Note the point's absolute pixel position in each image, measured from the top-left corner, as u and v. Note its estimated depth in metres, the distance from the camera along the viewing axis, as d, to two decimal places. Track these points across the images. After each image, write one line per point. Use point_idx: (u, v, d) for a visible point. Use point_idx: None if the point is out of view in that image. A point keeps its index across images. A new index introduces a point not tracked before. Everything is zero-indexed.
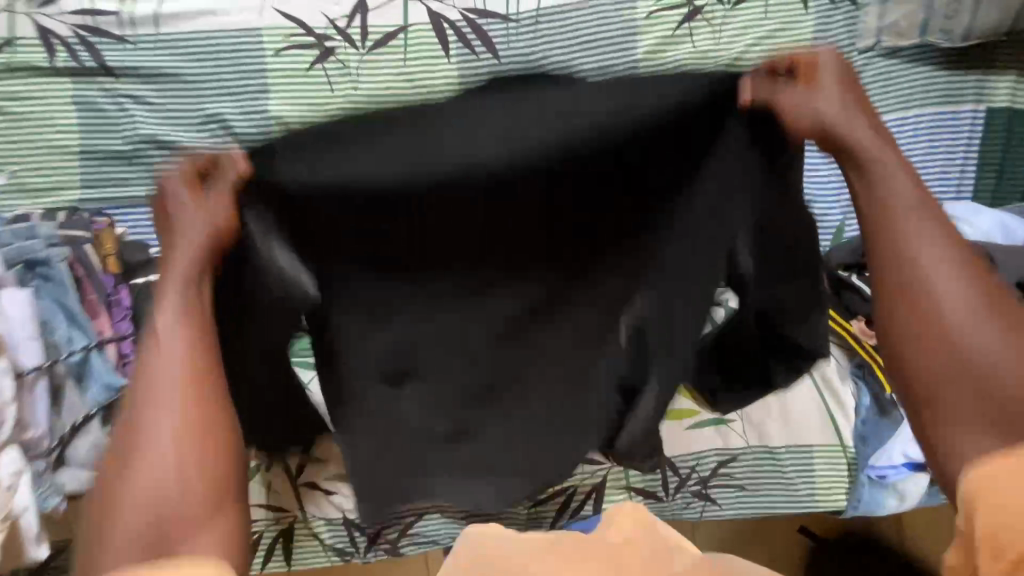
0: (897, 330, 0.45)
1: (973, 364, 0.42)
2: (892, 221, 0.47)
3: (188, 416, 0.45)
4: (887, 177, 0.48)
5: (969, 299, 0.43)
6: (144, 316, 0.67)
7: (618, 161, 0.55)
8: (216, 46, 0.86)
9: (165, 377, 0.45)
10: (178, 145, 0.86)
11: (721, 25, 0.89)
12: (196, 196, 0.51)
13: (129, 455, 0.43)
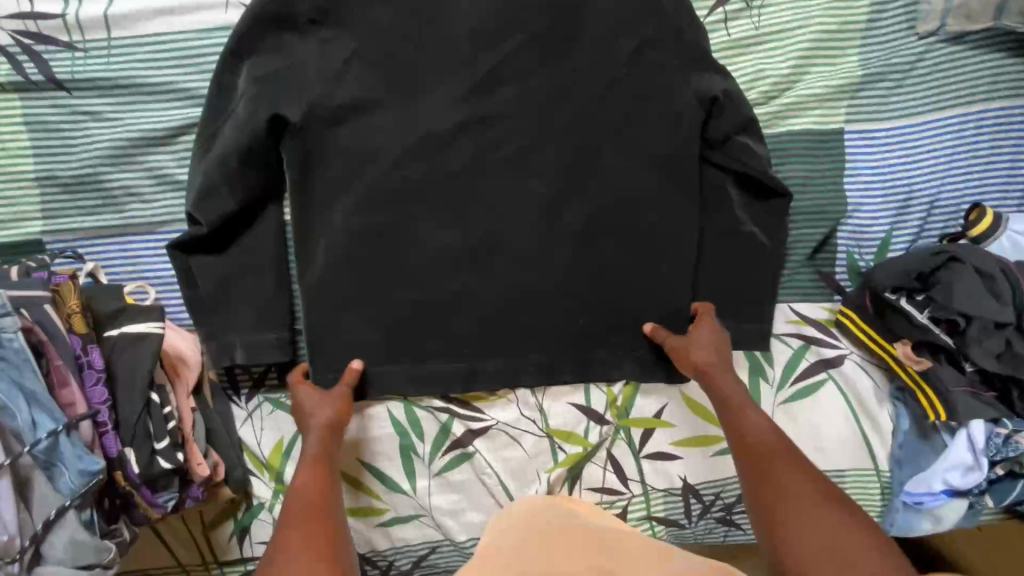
0: (762, 479, 0.62)
1: (834, 520, 0.56)
2: (739, 422, 0.68)
3: (316, 485, 0.65)
4: (742, 395, 0.71)
5: (807, 480, 0.60)
6: (118, 381, 0.63)
7: (604, 129, 0.76)
8: (178, 49, 0.75)
9: (305, 492, 0.64)
10: (146, 165, 0.77)
11: (759, 8, 0.78)
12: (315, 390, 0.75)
13: (285, 535, 0.58)
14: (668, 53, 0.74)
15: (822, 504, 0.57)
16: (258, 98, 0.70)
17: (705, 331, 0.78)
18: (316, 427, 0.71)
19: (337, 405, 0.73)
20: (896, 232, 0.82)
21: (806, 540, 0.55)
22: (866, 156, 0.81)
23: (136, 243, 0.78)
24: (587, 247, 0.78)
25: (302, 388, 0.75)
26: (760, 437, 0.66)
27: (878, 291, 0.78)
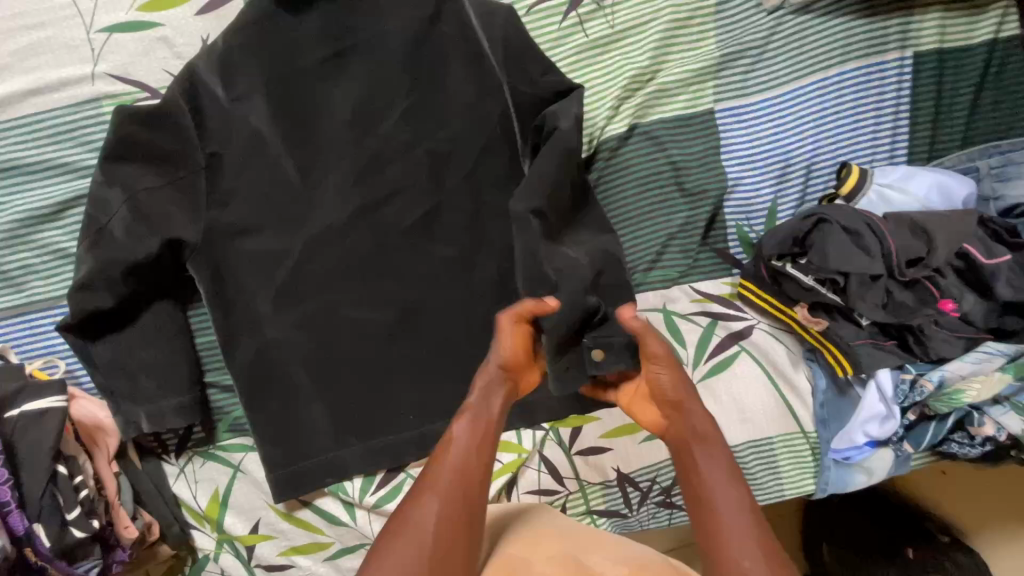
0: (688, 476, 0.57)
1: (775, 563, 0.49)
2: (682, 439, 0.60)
3: (484, 422, 0.60)
4: (670, 404, 0.64)
5: (742, 507, 0.53)
6: (22, 460, 0.65)
7: (474, 149, 0.81)
8: (53, 127, 0.77)
9: (466, 427, 0.59)
10: (39, 243, 0.78)
11: (611, 7, 0.81)
12: (512, 332, 0.64)
13: (433, 471, 0.56)
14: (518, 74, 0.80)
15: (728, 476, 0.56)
16: (151, 161, 0.74)
17: (646, 409, 0.68)
18: (494, 365, 0.64)
19: (518, 346, 0.65)
20: (781, 200, 0.85)
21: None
22: (738, 133, 0.83)
23: (40, 321, 0.79)
24: (476, 260, 0.82)
25: (501, 333, 0.64)
26: (710, 476, 0.56)
27: (766, 260, 0.80)
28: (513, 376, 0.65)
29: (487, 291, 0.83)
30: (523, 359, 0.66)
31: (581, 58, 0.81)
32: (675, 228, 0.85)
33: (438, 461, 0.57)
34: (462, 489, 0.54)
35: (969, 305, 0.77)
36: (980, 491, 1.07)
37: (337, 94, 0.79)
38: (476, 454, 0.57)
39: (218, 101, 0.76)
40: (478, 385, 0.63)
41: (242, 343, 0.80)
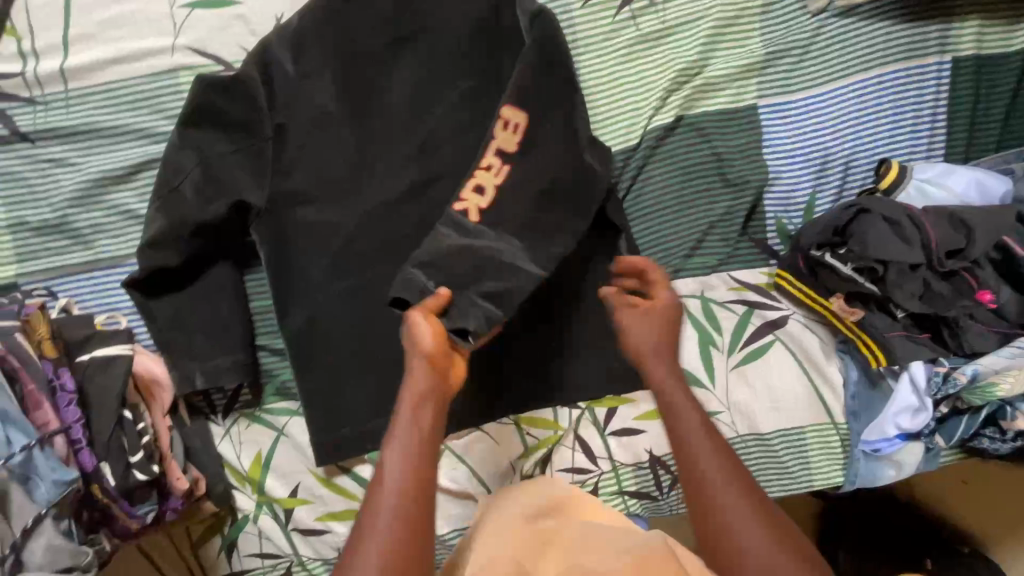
0: (685, 470, 0.58)
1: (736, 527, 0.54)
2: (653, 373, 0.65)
3: (416, 447, 0.55)
4: (653, 348, 0.67)
5: (708, 452, 0.58)
6: (92, 400, 0.67)
7: None
8: (132, 93, 0.81)
9: (399, 454, 0.55)
10: (111, 203, 0.82)
11: (662, 4, 0.85)
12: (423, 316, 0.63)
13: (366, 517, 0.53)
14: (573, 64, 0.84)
15: (713, 452, 0.58)
16: (224, 129, 0.79)
17: (641, 323, 0.69)
18: (418, 358, 0.60)
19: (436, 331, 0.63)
20: (819, 195, 0.88)
21: (726, 526, 0.54)
22: (780, 127, 0.87)
23: (107, 277, 0.83)
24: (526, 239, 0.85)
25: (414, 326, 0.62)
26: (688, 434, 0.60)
27: (805, 250, 0.84)
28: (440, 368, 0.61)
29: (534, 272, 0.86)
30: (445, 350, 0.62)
31: (632, 51, 0.85)
32: (715, 217, 0.88)
33: (381, 468, 0.55)
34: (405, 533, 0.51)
35: (1005, 298, 0.80)
36: (999, 500, 1.05)
37: (397, 76, 0.84)
38: (418, 452, 0.55)
39: (288, 76, 0.80)
40: (407, 408, 0.57)
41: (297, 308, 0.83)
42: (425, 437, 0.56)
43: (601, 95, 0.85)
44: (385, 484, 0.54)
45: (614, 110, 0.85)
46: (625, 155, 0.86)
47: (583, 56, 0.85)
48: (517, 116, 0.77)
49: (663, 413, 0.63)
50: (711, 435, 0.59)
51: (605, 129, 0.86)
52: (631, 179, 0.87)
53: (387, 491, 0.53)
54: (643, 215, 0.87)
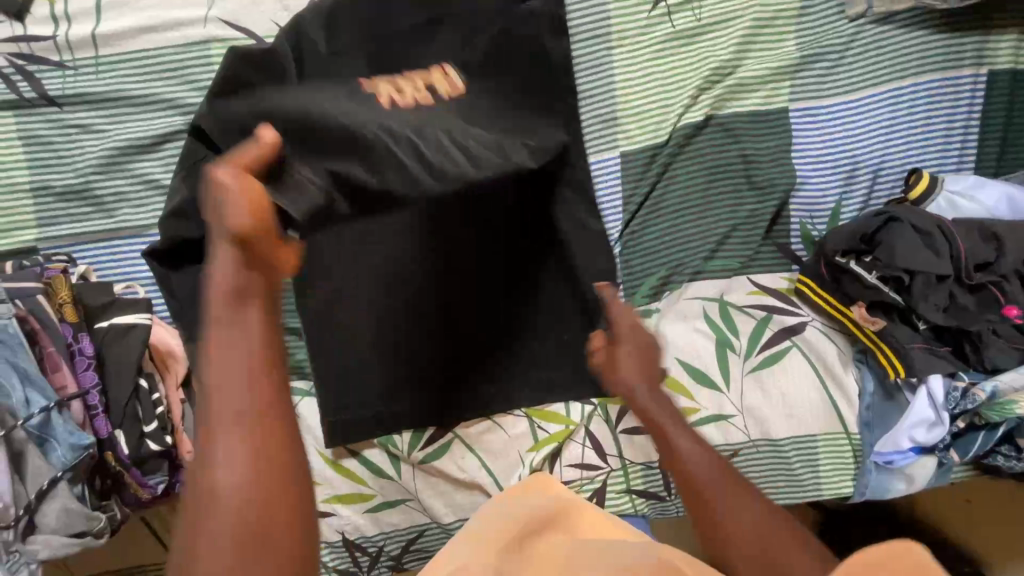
0: (700, 508, 0.59)
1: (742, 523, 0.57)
2: (657, 412, 0.64)
3: (248, 374, 0.43)
4: (644, 377, 0.65)
5: (714, 461, 0.61)
6: (108, 366, 0.67)
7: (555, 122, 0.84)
8: (162, 63, 0.81)
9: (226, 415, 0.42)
10: (136, 172, 0.82)
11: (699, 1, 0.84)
12: (233, 175, 0.47)
13: (193, 499, 0.42)
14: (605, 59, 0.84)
15: (720, 470, 0.61)
16: None
17: (628, 354, 0.67)
18: (233, 240, 0.46)
19: (248, 179, 0.47)
20: (845, 202, 0.87)
21: (739, 524, 0.57)
22: (810, 132, 0.86)
23: (128, 246, 0.83)
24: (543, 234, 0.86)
25: (219, 176, 0.48)
26: (698, 460, 0.61)
27: (829, 256, 0.83)
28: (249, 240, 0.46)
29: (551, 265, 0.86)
30: (265, 219, 0.47)
31: (666, 48, 0.85)
32: (739, 220, 0.87)
33: (206, 402, 0.43)
34: (235, 511, 0.41)
35: None
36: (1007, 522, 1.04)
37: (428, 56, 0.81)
38: (248, 385, 0.43)
39: (319, 53, 0.80)
40: (225, 354, 0.44)
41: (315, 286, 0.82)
42: (246, 365, 0.44)
43: (632, 90, 0.85)
44: (204, 437, 0.42)
45: (643, 107, 0.85)
46: (652, 152, 0.86)
47: (615, 51, 0.84)
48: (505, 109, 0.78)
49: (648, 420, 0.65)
50: (721, 461, 0.61)
51: (634, 124, 0.85)
52: (657, 176, 0.86)
53: (220, 432, 0.42)
54: (667, 213, 0.87)
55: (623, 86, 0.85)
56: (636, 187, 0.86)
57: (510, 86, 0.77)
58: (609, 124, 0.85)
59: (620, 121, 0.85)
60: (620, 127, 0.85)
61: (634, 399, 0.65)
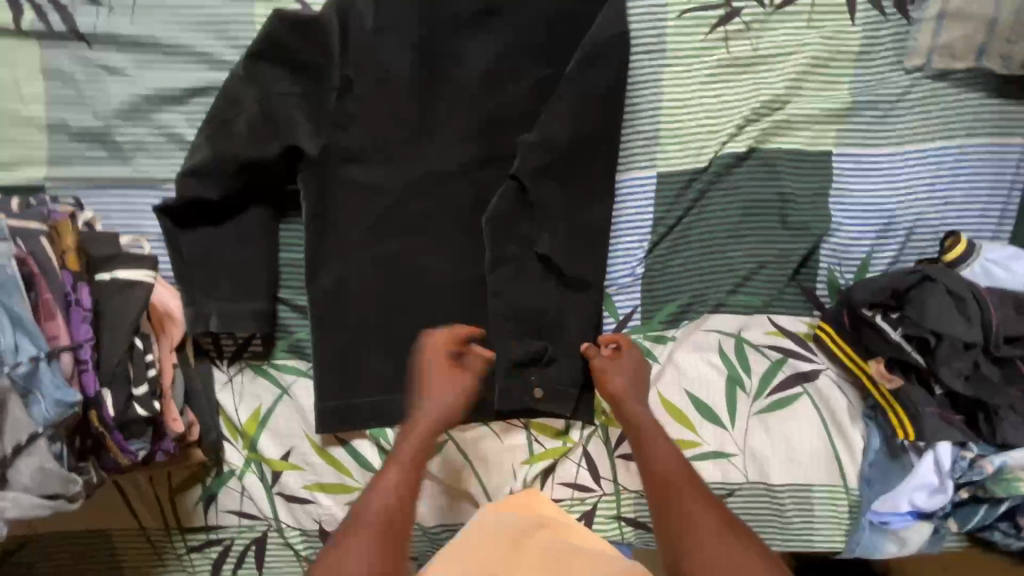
0: (667, 514, 0.61)
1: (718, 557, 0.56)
2: (649, 441, 0.68)
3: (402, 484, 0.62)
4: (627, 388, 0.75)
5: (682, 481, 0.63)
6: (105, 323, 0.63)
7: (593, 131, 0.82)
8: (201, 15, 0.78)
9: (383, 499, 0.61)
10: (159, 124, 0.79)
11: (760, 31, 0.82)
12: (442, 373, 0.74)
13: (352, 531, 0.58)
14: (656, 76, 0.82)
15: (701, 501, 0.61)
16: (292, 70, 0.76)
17: (629, 363, 0.78)
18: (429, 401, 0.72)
19: (445, 372, 0.74)
20: (876, 255, 0.86)
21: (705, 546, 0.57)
22: (852, 179, 0.85)
23: (140, 198, 0.80)
24: (559, 247, 0.79)
25: (434, 345, 0.76)
26: (664, 462, 0.65)
27: (857, 307, 0.81)
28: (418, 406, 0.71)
29: (567, 282, 0.81)
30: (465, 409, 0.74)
31: (720, 73, 0.83)
32: (768, 257, 0.85)
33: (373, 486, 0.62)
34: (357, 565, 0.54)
35: None
36: None
37: (477, 45, 0.80)
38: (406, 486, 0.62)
39: (365, 29, 0.77)
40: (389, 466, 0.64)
41: (325, 268, 0.80)
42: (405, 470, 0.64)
43: (679, 111, 0.83)
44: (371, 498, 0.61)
45: (689, 130, 0.83)
46: (691, 178, 0.84)
47: (668, 68, 0.82)
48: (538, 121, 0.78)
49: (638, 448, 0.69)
50: (682, 473, 0.64)
51: (676, 146, 0.83)
52: (693, 202, 0.84)
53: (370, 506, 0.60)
54: (697, 241, 0.85)
55: (671, 106, 0.82)
56: (670, 210, 0.84)
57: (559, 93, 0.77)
58: (651, 142, 0.83)
59: (662, 141, 0.83)
60: (663, 147, 0.83)
61: (649, 450, 0.68)
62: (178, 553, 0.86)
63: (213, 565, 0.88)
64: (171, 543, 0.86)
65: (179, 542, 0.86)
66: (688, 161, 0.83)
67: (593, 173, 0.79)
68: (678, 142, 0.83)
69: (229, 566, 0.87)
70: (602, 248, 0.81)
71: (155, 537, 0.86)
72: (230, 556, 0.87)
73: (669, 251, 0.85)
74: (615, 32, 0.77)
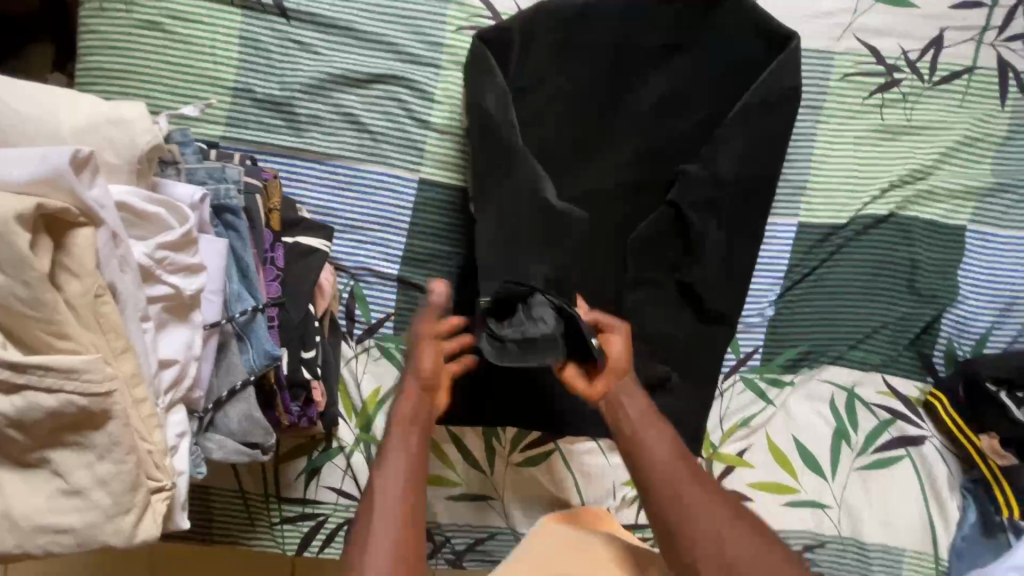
0: (656, 500, 0.57)
1: (706, 536, 0.53)
2: (647, 449, 0.60)
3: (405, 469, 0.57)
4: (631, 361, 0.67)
5: (676, 461, 0.58)
6: (288, 284, 0.64)
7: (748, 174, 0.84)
8: (397, 9, 0.82)
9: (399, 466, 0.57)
10: (337, 102, 0.82)
11: (914, 103, 0.86)
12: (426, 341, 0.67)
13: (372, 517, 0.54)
14: (811, 131, 0.86)
15: (702, 487, 0.56)
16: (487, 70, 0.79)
17: (618, 345, 0.67)
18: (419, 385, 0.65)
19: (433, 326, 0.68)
20: (996, 332, 0.88)
21: (700, 522, 0.54)
22: (982, 255, 0.87)
23: (305, 168, 0.82)
24: (703, 278, 0.81)
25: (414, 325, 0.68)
26: (657, 452, 0.59)
27: (981, 380, 0.84)
28: (431, 393, 0.65)
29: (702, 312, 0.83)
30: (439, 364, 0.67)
31: (872, 136, 0.86)
32: (892, 318, 0.88)
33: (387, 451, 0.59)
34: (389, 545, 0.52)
35: None
36: None
37: (653, 80, 0.83)
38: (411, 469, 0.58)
39: (552, 42, 0.80)
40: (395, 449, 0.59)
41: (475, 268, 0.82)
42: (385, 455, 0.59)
43: (829, 167, 0.86)
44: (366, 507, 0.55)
45: (835, 186, 0.86)
46: (829, 231, 0.87)
47: (823, 125, 0.86)
48: (702, 154, 0.81)
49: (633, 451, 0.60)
50: (681, 449, 0.60)
51: (821, 198, 0.86)
52: (828, 253, 0.87)
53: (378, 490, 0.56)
54: (827, 291, 0.87)
55: (822, 160, 0.86)
56: (805, 258, 0.87)
57: (732, 131, 0.79)
58: (797, 191, 0.86)
59: (808, 192, 0.86)
60: (808, 197, 0.86)
61: (650, 453, 0.59)
62: (271, 523, 0.85)
63: (301, 540, 0.86)
64: (265, 511, 0.85)
65: (273, 511, 0.85)
66: (830, 215, 0.86)
67: (749, 213, 0.81)
68: (823, 195, 0.86)
69: (316, 544, 0.85)
70: (742, 285, 0.83)
71: (251, 502, 0.85)
72: (320, 533, 0.86)
73: (797, 297, 0.87)
74: (792, 79, 0.79)
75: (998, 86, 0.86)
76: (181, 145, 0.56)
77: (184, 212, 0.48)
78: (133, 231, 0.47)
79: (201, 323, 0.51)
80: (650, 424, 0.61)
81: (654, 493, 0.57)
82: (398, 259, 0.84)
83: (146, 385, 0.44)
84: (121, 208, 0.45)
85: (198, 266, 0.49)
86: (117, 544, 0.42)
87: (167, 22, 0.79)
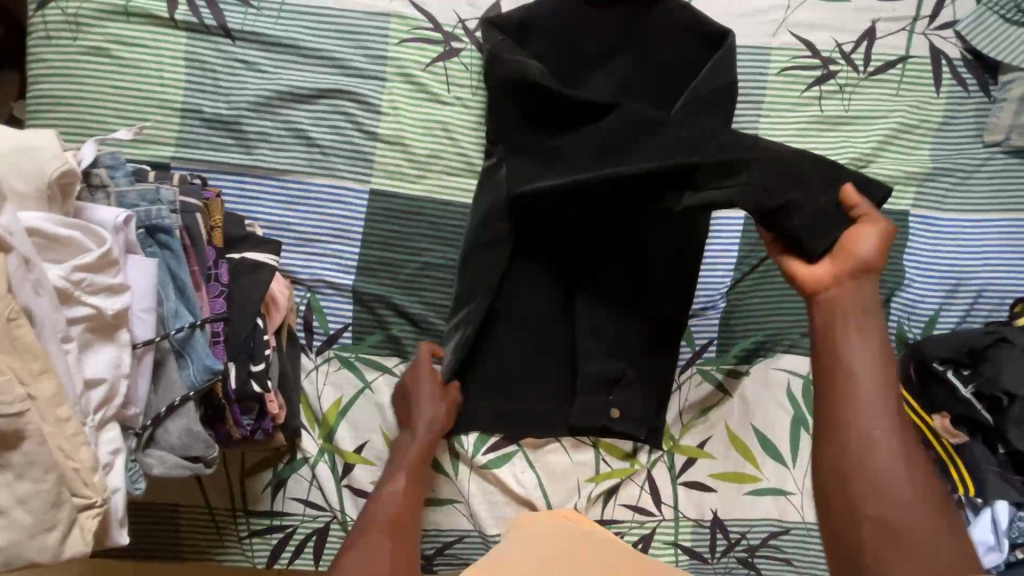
0: (847, 451, 0.52)
1: (891, 498, 0.50)
2: (862, 424, 0.52)
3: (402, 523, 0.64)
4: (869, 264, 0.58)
5: (890, 417, 0.52)
6: (234, 299, 0.65)
7: None
8: (340, 25, 0.84)
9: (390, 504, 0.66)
10: (285, 119, 0.83)
11: (851, 93, 0.88)
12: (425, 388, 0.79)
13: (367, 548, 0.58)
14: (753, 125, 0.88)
15: (913, 455, 0.51)
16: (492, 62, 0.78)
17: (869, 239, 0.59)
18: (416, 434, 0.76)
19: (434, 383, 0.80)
20: (943, 313, 0.90)
21: (899, 488, 0.50)
22: (926, 239, 0.89)
23: (256, 184, 0.83)
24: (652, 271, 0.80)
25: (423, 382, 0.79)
26: (869, 395, 0.53)
27: (928, 360, 0.86)
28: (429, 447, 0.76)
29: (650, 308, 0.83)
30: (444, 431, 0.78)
31: (812, 127, 0.88)
32: None
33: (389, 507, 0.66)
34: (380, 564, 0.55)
35: None
36: None
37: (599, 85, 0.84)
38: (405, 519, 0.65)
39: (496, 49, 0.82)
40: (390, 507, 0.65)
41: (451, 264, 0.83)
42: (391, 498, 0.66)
43: None
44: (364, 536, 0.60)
45: None
46: None
47: (765, 118, 0.88)
48: None
49: (842, 406, 0.53)
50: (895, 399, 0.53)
51: None
52: None
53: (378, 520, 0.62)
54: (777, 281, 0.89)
55: None
56: (753, 249, 0.89)
57: None
58: None
59: None
60: None
61: (853, 414, 0.53)
62: (240, 536, 0.85)
63: (271, 553, 0.86)
64: (233, 525, 0.85)
65: (241, 525, 0.85)
66: None
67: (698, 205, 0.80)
68: None
69: (286, 556, 0.86)
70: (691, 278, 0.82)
71: (219, 517, 0.86)
72: (288, 546, 0.86)
73: (748, 288, 0.89)
74: (728, 74, 0.80)
75: (931, 74, 0.89)
76: (113, 170, 0.58)
77: (98, 232, 0.49)
78: (50, 256, 0.48)
79: (129, 342, 0.52)
80: (867, 364, 0.54)
81: (847, 444, 0.52)
82: (352, 269, 0.86)
83: (69, 405, 0.45)
84: (35, 234, 0.47)
85: (120, 285, 0.51)
86: (44, 559, 0.43)
87: (112, 47, 0.80)
